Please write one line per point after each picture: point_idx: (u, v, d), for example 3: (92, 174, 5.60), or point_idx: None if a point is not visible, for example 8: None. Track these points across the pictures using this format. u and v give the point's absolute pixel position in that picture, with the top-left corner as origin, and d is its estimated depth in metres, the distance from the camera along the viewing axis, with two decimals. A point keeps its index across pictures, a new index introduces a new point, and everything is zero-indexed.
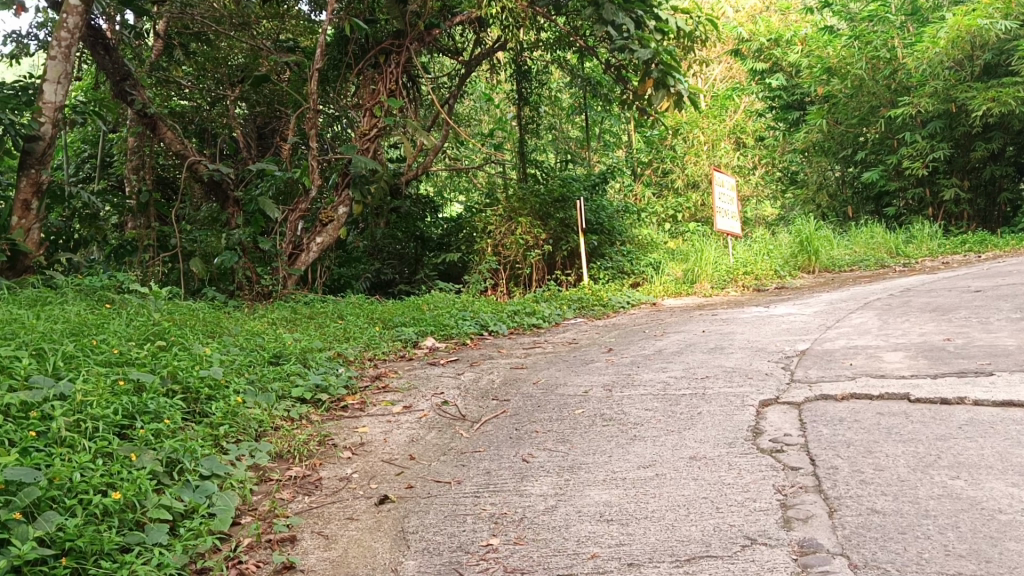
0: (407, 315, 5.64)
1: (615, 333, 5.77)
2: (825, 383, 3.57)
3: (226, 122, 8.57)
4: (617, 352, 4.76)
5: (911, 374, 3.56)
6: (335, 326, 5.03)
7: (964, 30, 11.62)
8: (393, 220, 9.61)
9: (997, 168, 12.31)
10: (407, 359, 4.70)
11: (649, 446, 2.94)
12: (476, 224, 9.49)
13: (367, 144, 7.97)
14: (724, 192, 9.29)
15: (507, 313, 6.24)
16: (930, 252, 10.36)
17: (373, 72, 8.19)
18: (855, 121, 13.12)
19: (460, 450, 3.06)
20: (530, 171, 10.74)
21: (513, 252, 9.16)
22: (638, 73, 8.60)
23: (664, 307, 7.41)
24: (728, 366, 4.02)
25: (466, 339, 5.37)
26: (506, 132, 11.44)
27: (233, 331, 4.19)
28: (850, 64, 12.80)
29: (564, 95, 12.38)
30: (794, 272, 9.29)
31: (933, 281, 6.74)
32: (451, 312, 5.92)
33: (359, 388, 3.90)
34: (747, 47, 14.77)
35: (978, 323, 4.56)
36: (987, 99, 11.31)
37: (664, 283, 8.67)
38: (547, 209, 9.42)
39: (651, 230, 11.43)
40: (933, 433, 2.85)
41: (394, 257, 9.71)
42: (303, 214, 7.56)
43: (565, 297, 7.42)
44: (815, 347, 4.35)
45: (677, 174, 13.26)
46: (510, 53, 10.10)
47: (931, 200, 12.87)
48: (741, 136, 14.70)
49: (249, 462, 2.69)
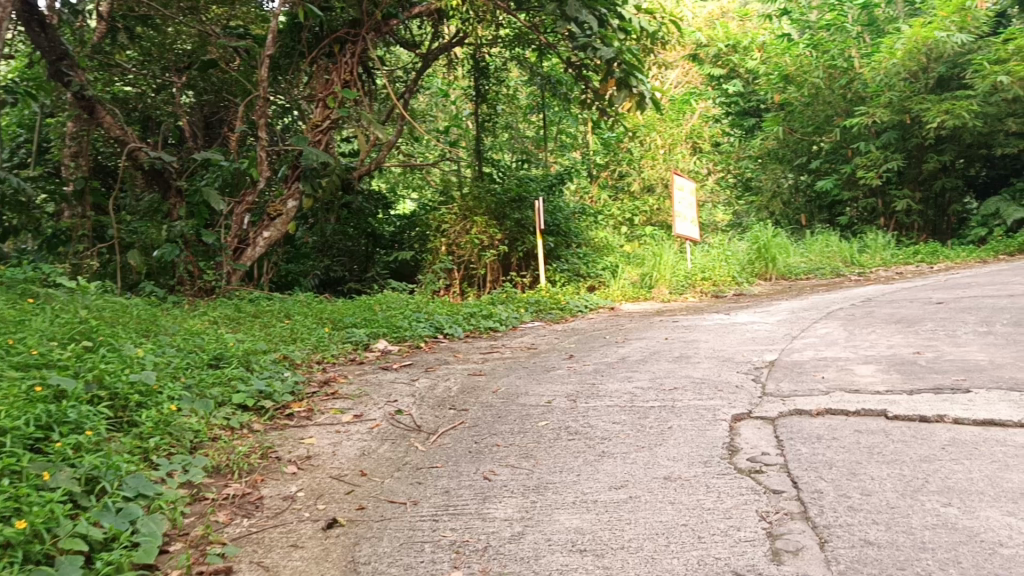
0: (358, 316, 5.38)
1: (574, 338, 5.58)
2: (798, 397, 3.42)
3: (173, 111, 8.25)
4: (578, 359, 4.57)
5: (886, 389, 3.43)
6: (282, 326, 4.75)
7: (921, 42, 11.79)
8: (344, 216, 9.33)
9: (947, 180, 12.44)
10: (358, 363, 4.45)
11: (619, 464, 2.75)
12: (430, 222, 9.23)
13: (319, 136, 7.68)
14: (683, 197, 9.18)
15: (462, 315, 6.01)
16: (883, 262, 10.41)
17: (328, 62, 7.87)
18: (811, 129, 13.26)
19: (416, 465, 2.83)
20: (486, 170, 10.51)
21: (468, 251, 8.97)
22: (600, 73, 8.43)
23: (623, 311, 7.26)
24: (696, 377, 3.85)
25: (420, 342, 5.13)
26: (462, 128, 11.27)
27: (170, 330, 3.90)
28: (808, 73, 13.01)
29: (522, 94, 12.19)
30: (752, 279, 9.22)
31: (893, 292, 6.69)
32: (405, 313, 5.68)
33: (306, 394, 3.65)
34: (705, 53, 14.75)
35: (946, 336, 4.46)
36: (940, 111, 11.40)
37: (622, 288, 8.52)
38: (503, 209, 9.19)
39: (607, 233, 11.29)
40: (917, 453, 2.71)
41: (345, 254, 9.38)
42: (249, 207, 7.23)
43: (521, 300, 7.21)
44: (783, 358, 4.22)
45: (633, 178, 13.17)
46: (468, 48, 9.91)
47: (882, 210, 12.97)
48: (699, 142, 14.28)
49: (183, 478, 2.43)
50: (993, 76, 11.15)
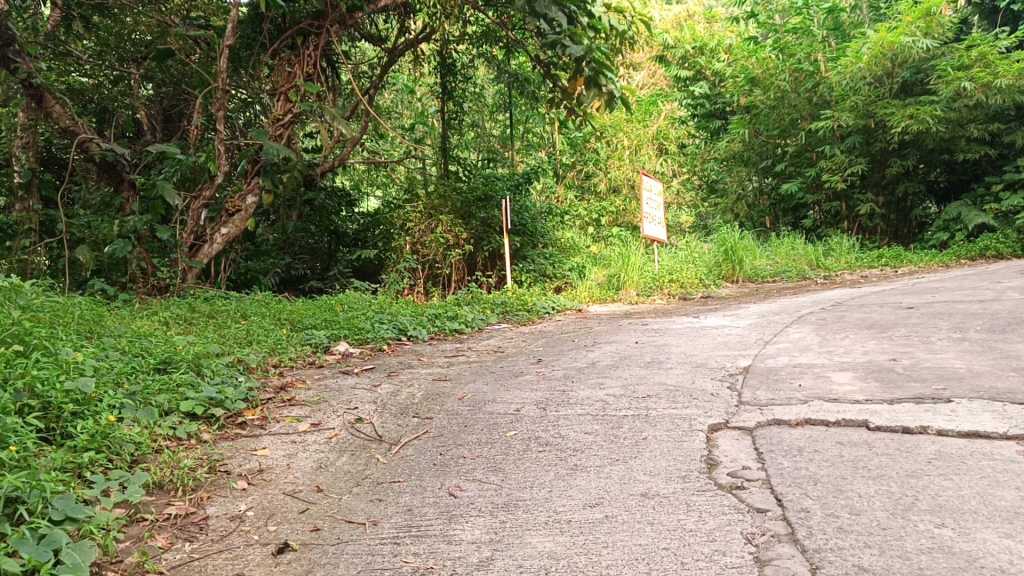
0: (318, 316, 5.17)
1: (542, 341, 5.42)
2: (776, 406, 3.29)
3: (131, 104, 8.10)
4: (547, 364, 4.40)
5: (866, 398, 3.31)
6: (236, 327, 4.53)
7: (887, 47, 11.67)
8: (306, 212, 9.05)
9: (910, 185, 12.50)
10: (316, 367, 4.24)
11: (593, 479, 2.59)
12: (394, 220, 9.00)
13: (280, 130, 7.43)
14: (651, 197, 9.07)
15: (426, 317, 5.82)
16: (848, 265, 10.42)
17: (290, 54, 7.61)
18: (777, 132, 13.25)
19: (376, 479, 2.65)
20: (451, 168, 10.31)
21: (433, 250, 8.76)
22: (568, 71, 8.27)
23: (590, 314, 7.12)
24: (670, 385, 3.71)
25: (382, 344, 4.94)
26: (427, 125, 11.05)
27: (115, 332, 3.68)
28: (774, 76, 12.89)
29: (488, 92, 12.01)
30: (719, 282, 9.14)
31: (862, 296, 6.63)
32: (366, 314, 5.47)
33: (261, 401, 3.44)
34: (672, 54, 14.70)
35: (921, 342, 4.37)
36: (905, 116, 11.43)
37: (589, 289, 8.38)
38: (469, 208, 9.01)
39: (573, 233, 11.16)
40: (904, 468, 2.59)
41: (306, 252, 9.14)
42: (206, 202, 6.95)
43: (487, 301, 7.03)
44: (758, 364, 4.09)
45: (599, 178, 13.06)
46: (435, 44, 9.73)
47: (846, 214, 13.00)
48: (665, 143, 14.22)
49: (119, 497, 2.24)
50: (957, 82, 11.20)
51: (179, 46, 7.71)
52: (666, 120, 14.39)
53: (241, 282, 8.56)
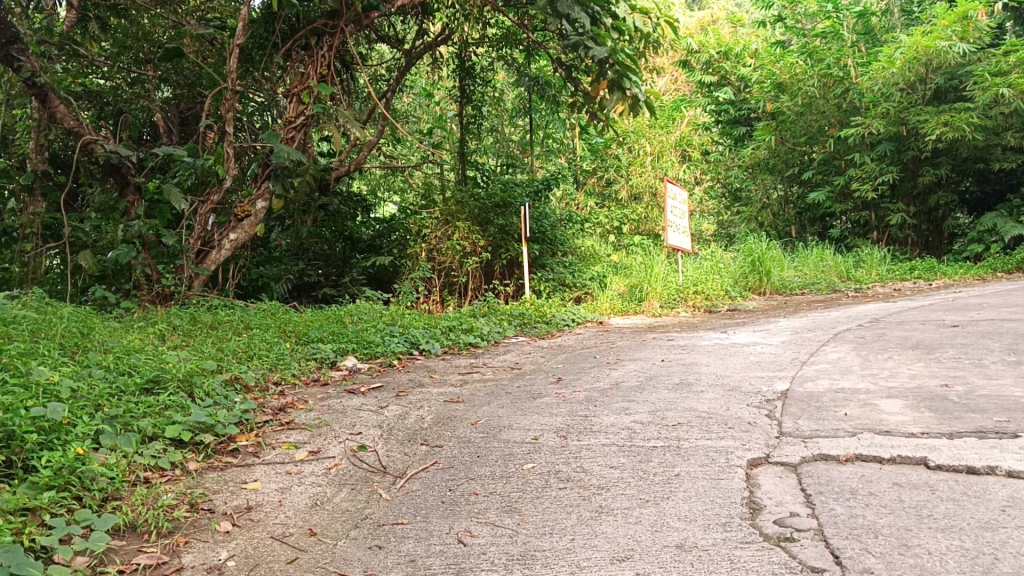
0: (325, 329, 4.91)
1: (562, 357, 5.13)
2: (822, 439, 2.98)
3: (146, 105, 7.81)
4: (568, 384, 4.10)
5: (922, 432, 2.99)
6: (237, 341, 4.26)
7: (922, 51, 11.30)
8: (321, 218, 8.82)
9: (942, 195, 12.12)
10: (320, 385, 3.96)
11: (620, 525, 2.29)
12: (409, 226, 8.73)
13: (292, 132, 7.15)
14: (676, 205, 8.77)
15: (440, 330, 5.53)
16: (879, 277, 10.06)
17: (303, 54, 7.29)
18: (804, 139, 12.91)
19: (377, 521, 2.36)
20: (470, 174, 10.03)
21: (449, 258, 8.48)
22: (591, 74, 7.98)
23: (612, 327, 6.81)
24: (701, 411, 3.40)
25: (392, 360, 4.66)
26: (445, 130, 10.80)
27: (102, 349, 3.45)
28: (802, 81, 12.64)
29: (508, 96, 11.76)
30: (745, 294, 8.82)
31: (899, 312, 6.29)
32: (377, 326, 5.20)
33: (257, 425, 3.17)
34: (696, 59, 14.39)
35: (973, 366, 4.04)
36: (939, 123, 11.07)
37: (610, 300, 8.08)
38: (486, 214, 8.73)
39: (594, 241, 10.86)
40: (975, 518, 2.27)
41: (321, 259, 8.87)
42: (214, 207, 6.70)
43: (504, 312, 6.74)
44: (797, 389, 3.77)
45: (621, 185, 12.75)
46: (454, 47, 9.54)
47: (875, 224, 12.62)
48: (688, 149, 13.82)
49: (81, 545, 1.98)
50: (995, 89, 10.82)
51: (194, 49, 7.52)
52: (690, 126, 14.06)
53: (252, 288, 8.43)
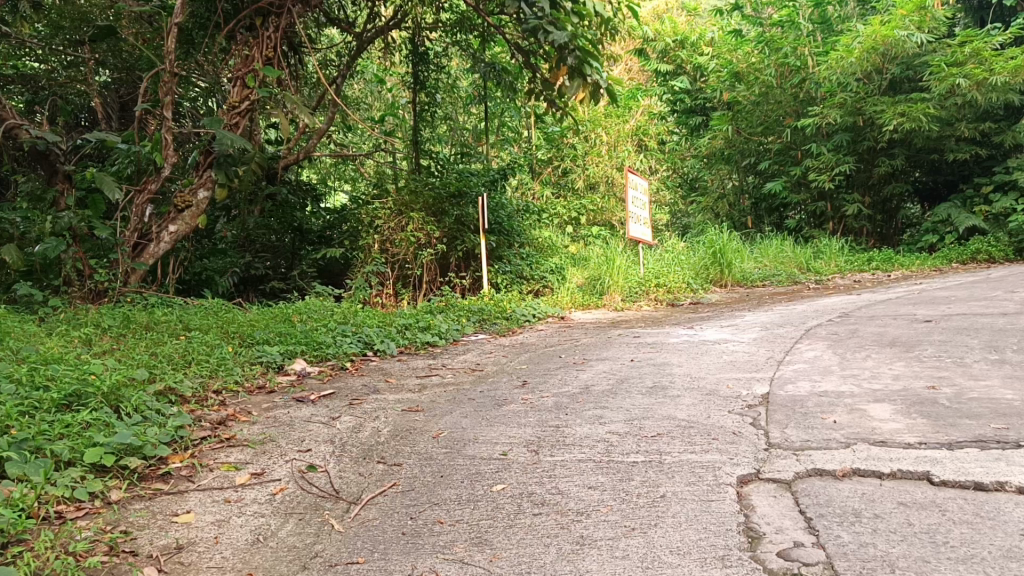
0: (271, 329, 4.56)
1: (525, 357, 4.86)
2: (814, 451, 2.75)
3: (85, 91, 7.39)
4: (534, 388, 3.83)
5: (919, 442, 2.78)
6: (173, 345, 3.90)
7: (880, 41, 11.13)
8: (268, 208, 8.40)
9: (898, 186, 12.11)
10: (265, 394, 3.63)
11: (606, 561, 2.02)
12: (361, 217, 8.34)
13: (235, 118, 6.71)
14: (636, 196, 8.53)
15: (395, 328, 5.22)
16: (838, 269, 9.98)
17: (248, 35, 6.86)
18: (760, 129, 12.82)
19: (328, 560, 2.06)
20: (424, 163, 9.68)
21: (403, 249, 8.14)
22: (549, 59, 7.68)
23: (574, 323, 6.57)
24: (681, 419, 3.14)
25: (345, 362, 4.35)
26: (398, 117, 10.43)
27: (16, 359, 3.09)
28: (759, 71, 12.51)
29: (462, 83, 11.43)
30: (706, 286, 8.64)
31: (867, 306, 6.14)
32: (327, 326, 4.86)
33: (193, 443, 2.85)
34: (652, 47, 14.19)
35: (958, 365, 3.86)
36: (896, 114, 11.02)
37: (570, 294, 7.83)
38: (441, 204, 8.41)
39: (551, 233, 10.60)
40: (995, 545, 2.05)
41: (268, 251, 8.40)
42: (151, 196, 6.28)
43: (462, 307, 6.44)
44: (777, 392, 3.55)
45: (578, 175, 12.51)
46: (407, 31, 9.21)
47: (832, 214, 12.58)
48: (644, 139, 13.59)
49: None
50: (951, 79, 10.79)
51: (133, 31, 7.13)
52: (646, 115, 13.85)
53: (194, 282, 7.93)
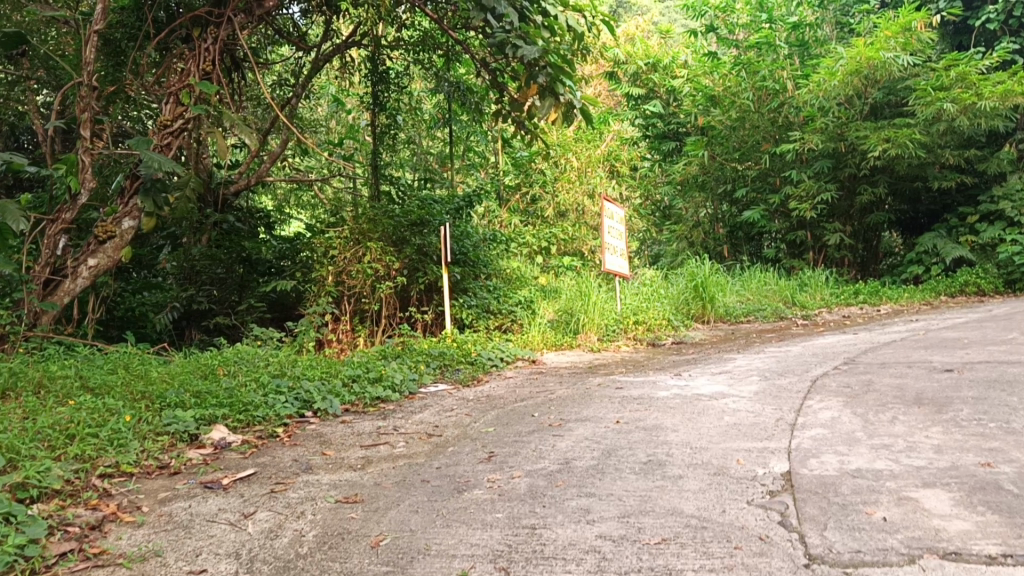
0: (189, 387, 3.84)
1: (493, 415, 4.18)
2: (868, 569, 2.09)
3: (15, 111, 6.62)
4: (503, 464, 3.16)
5: (1001, 554, 2.14)
6: (58, 414, 3.18)
7: (864, 62, 10.68)
8: (217, 237, 7.63)
9: (880, 215, 11.67)
10: (166, 478, 2.91)
11: None
12: (314, 246, 7.47)
13: (168, 139, 5.93)
14: (612, 225, 7.91)
15: (343, 381, 4.52)
16: (824, 302, 9.46)
17: (185, 49, 6.15)
18: (736, 155, 12.32)
19: None
20: (384, 189, 9.00)
21: (360, 282, 7.40)
22: (518, 77, 7.07)
23: (548, 367, 5.89)
24: (691, 516, 2.47)
25: (276, 429, 3.65)
26: (358, 141, 9.76)
27: None
28: (735, 95, 12.05)
29: (425, 106, 10.81)
30: (688, 323, 8.04)
31: (870, 350, 5.55)
32: (260, 380, 4.16)
33: (45, 565, 2.13)
34: (623, 71, 13.71)
35: (1009, 433, 3.23)
36: (881, 139, 10.55)
37: (542, 332, 7.18)
38: (402, 233, 7.70)
39: (520, 264, 9.96)
40: None
41: (215, 284, 7.54)
42: (67, 226, 5.52)
43: (421, 350, 5.75)
44: (802, 472, 2.90)
45: (548, 203, 11.93)
46: (366, 49, 8.60)
47: (812, 244, 12.09)
48: (616, 165, 13.01)
49: None
50: (938, 103, 10.35)
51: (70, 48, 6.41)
52: (617, 141, 13.32)
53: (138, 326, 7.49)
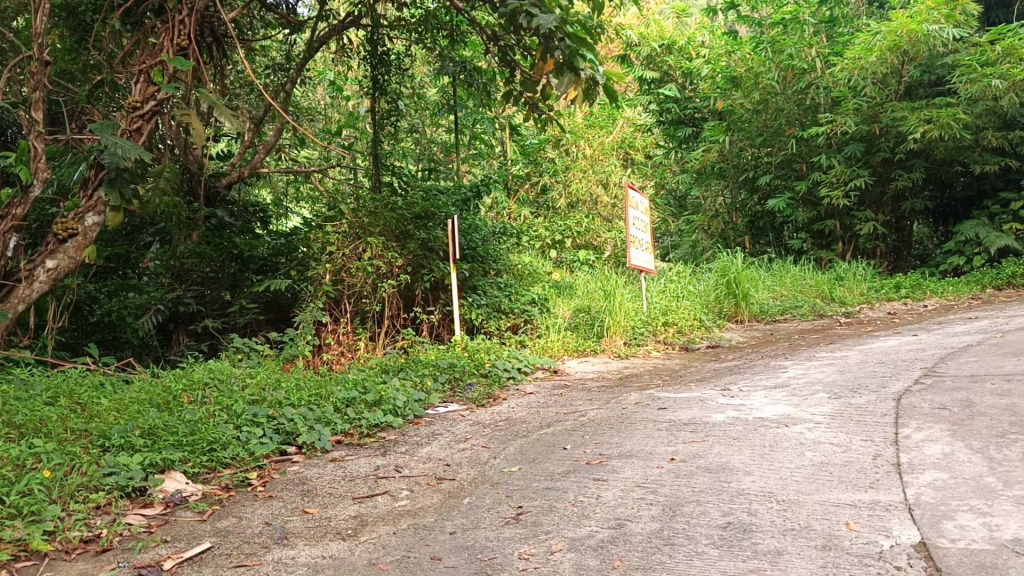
0: (143, 422, 3.11)
1: (517, 447, 3.44)
2: None
3: None
4: (538, 530, 2.41)
5: None
6: None
7: (905, 36, 9.87)
8: (207, 234, 6.80)
9: (917, 201, 10.88)
10: (90, 560, 2.19)
11: None
12: (310, 241, 6.72)
13: (136, 123, 4.96)
14: (637, 216, 7.15)
15: (336, 405, 3.79)
16: (864, 296, 8.71)
17: (157, 22, 5.30)
18: (758, 140, 11.53)
19: None
20: (385, 179, 8.25)
21: (360, 281, 6.63)
22: (531, 53, 6.29)
23: (571, 378, 5.17)
24: None
25: (247, 476, 2.91)
26: (358, 129, 9.01)
27: None
28: (759, 76, 11.25)
29: (429, 90, 10.06)
30: (721, 323, 7.31)
31: (948, 357, 4.79)
32: (234, 408, 3.43)
33: None
34: (636, 53, 12.94)
35: None
36: (922, 120, 9.76)
37: (562, 336, 6.43)
38: (405, 226, 6.91)
39: (531, 258, 9.21)
40: None
41: (205, 283, 6.79)
42: (17, 222, 4.70)
43: (427, 360, 5.02)
44: (943, 545, 2.15)
45: (559, 192, 11.20)
46: (365, 29, 7.85)
47: (841, 233, 11.31)
48: (630, 152, 12.54)
49: None
50: (985, 80, 9.61)
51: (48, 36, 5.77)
52: (631, 127, 12.57)
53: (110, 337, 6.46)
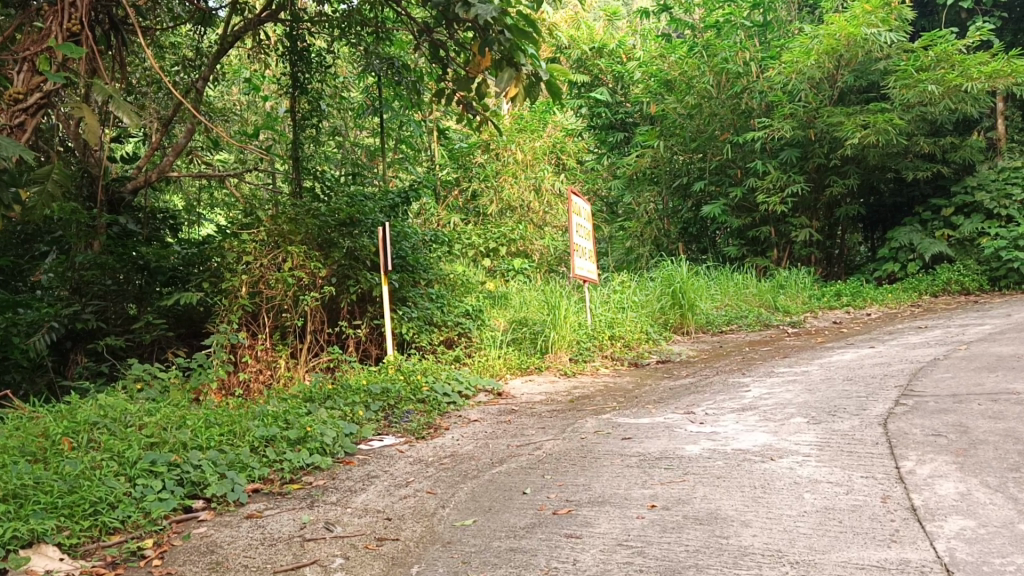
0: (6, 480, 2.51)
1: (467, 492, 2.95)
2: None
3: None
4: None
5: None
6: None
7: (841, 39, 9.72)
8: (109, 243, 6.11)
9: (850, 207, 10.79)
10: None
11: None
12: (224, 251, 6.07)
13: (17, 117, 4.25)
14: (579, 223, 6.75)
15: (254, 446, 3.23)
16: (806, 305, 8.54)
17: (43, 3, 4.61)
18: (692, 145, 11.27)
19: None
20: (306, 184, 7.63)
21: (279, 294, 6.02)
22: (466, 48, 5.76)
23: (517, 402, 4.70)
24: None
25: (140, 548, 2.36)
26: (276, 130, 8.36)
27: None
28: (693, 79, 11.00)
29: (352, 91, 9.46)
30: (667, 336, 6.96)
31: (919, 372, 4.50)
32: (126, 456, 2.85)
33: None
34: (567, 56, 12.56)
35: None
36: (859, 125, 9.60)
37: (503, 354, 5.95)
38: (329, 234, 6.32)
39: (463, 267, 8.71)
40: None
41: (107, 298, 6.08)
42: None
43: (357, 385, 4.47)
44: None
45: (490, 198, 10.74)
46: (284, 24, 7.23)
47: (776, 240, 11.13)
48: (562, 157, 12.11)
49: None
50: (921, 86, 9.53)
51: None
52: (562, 132, 12.17)
53: None
